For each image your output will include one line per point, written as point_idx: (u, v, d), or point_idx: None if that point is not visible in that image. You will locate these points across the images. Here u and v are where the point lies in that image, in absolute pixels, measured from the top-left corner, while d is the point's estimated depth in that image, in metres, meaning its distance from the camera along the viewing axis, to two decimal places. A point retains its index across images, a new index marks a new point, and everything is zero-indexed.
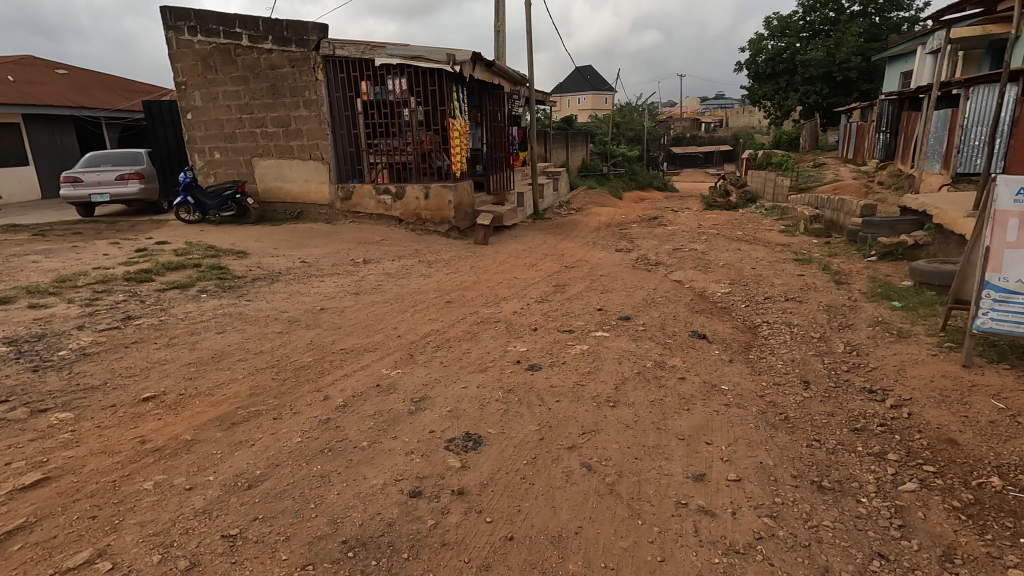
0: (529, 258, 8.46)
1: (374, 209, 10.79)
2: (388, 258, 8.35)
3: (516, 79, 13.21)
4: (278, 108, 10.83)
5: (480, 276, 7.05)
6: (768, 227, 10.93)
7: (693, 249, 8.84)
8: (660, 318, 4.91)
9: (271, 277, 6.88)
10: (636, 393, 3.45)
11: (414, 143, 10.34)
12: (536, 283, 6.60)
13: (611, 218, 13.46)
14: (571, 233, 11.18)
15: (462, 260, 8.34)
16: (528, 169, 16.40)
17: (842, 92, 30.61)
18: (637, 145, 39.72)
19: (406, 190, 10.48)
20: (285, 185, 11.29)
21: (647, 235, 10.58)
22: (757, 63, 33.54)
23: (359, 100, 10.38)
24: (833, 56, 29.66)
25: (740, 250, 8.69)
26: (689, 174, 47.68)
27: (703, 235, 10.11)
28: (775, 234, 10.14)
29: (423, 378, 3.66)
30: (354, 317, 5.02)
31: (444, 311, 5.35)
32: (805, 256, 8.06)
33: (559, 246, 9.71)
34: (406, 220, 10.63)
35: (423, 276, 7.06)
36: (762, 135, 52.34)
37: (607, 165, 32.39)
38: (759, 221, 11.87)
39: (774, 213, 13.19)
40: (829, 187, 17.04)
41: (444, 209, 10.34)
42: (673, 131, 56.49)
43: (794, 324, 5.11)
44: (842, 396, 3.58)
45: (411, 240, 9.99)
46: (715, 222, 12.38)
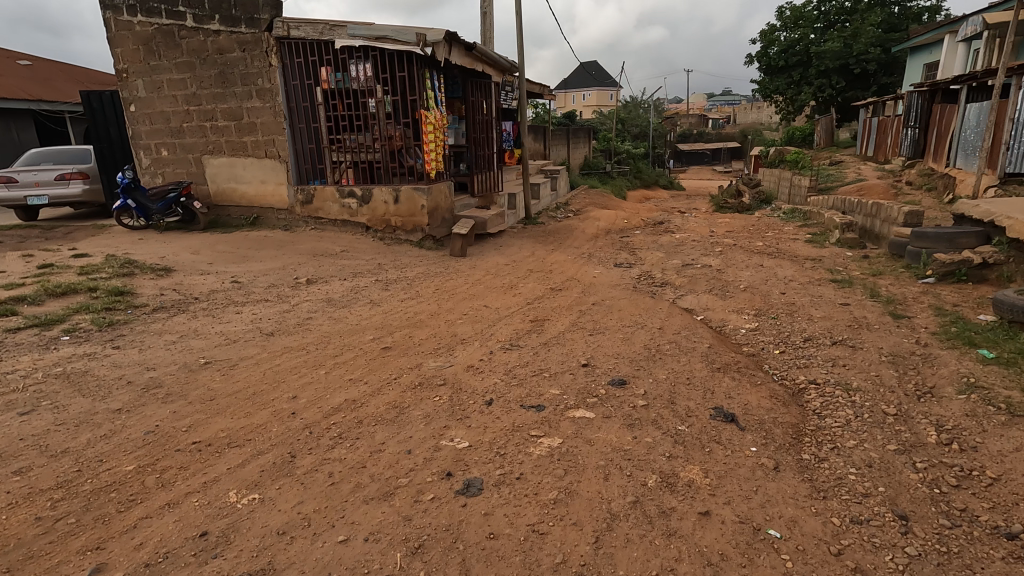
0: (510, 277, 7.11)
1: (338, 214, 9.43)
2: (341, 275, 7.02)
3: (504, 67, 11.77)
4: (228, 98, 9.49)
5: (443, 303, 5.70)
6: (792, 236, 9.50)
7: (705, 264, 7.46)
8: (665, 381, 3.52)
9: (180, 305, 5.52)
10: (628, 559, 2.06)
11: (382, 139, 8.97)
12: (510, 315, 5.24)
13: (612, 223, 12.04)
14: (564, 242, 9.79)
15: (428, 278, 6.99)
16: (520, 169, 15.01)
17: (859, 86, 29.01)
18: (643, 142, 38.23)
19: (373, 194, 9.11)
20: (240, 186, 9.97)
21: (651, 246, 9.18)
22: (769, 55, 31.92)
23: (319, 89, 9.01)
24: (849, 47, 28.09)
25: (762, 266, 7.29)
26: (696, 172, 46.15)
27: (716, 246, 8.70)
28: (801, 244, 8.71)
29: (284, 517, 2.27)
30: (245, 376, 3.66)
31: (377, 363, 4.00)
32: (843, 276, 6.64)
33: (549, 259, 8.33)
34: (374, 227, 9.27)
35: (373, 303, 5.72)
36: (772, 131, 50.73)
37: (611, 163, 30.93)
38: (780, 227, 10.44)
39: (795, 218, 11.73)
40: (852, 188, 15.54)
41: (416, 215, 8.95)
42: (679, 127, 54.92)
43: (852, 387, 3.70)
44: (969, 555, 2.17)
45: (377, 251, 8.63)
46: (728, 228, 10.95)
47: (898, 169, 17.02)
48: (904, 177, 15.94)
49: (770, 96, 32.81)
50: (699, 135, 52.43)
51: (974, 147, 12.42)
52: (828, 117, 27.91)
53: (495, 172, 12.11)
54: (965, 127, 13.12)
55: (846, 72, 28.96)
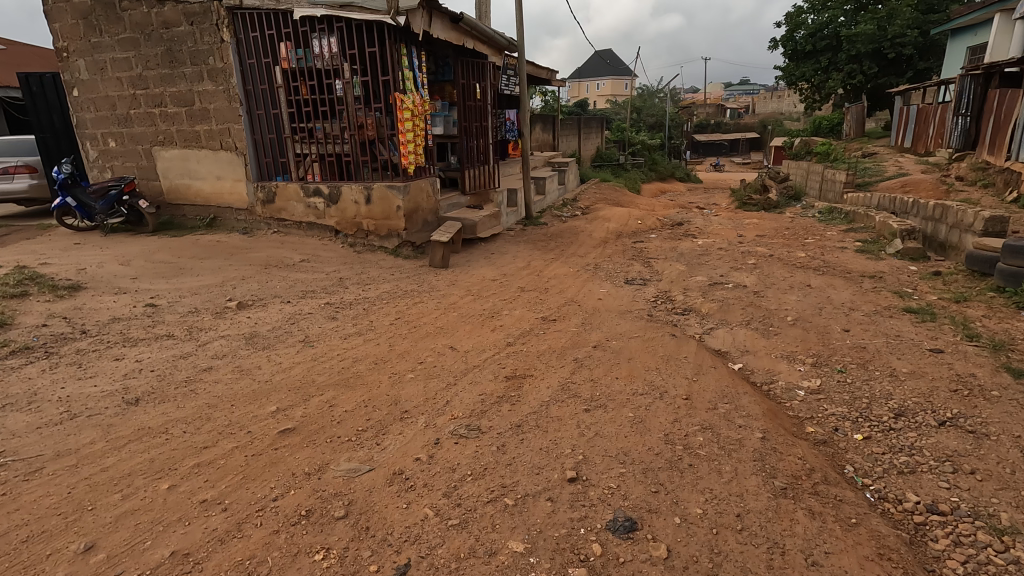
0: (495, 298, 5.75)
1: (303, 216, 8.14)
2: (287, 296, 5.72)
3: (501, 45, 10.34)
4: (178, 81, 8.20)
5: (398, 343, 4.35)
6: (839, 243, 7.98)
7: (738, 283, 6.03)
8: (700, 526, 2.15)
9: (55, 342, 4.25)
10: None
11: (351, 127, 7.62)
12: (481, 365, 3.88)
13: (623, 224, 10.60)
14: (567, 249, 8.39)
15: (391, 301, 5.66)
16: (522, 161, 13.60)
17: (894, 72, 27.02)
18: (658, 132, 36.48)
19: (341, 192, 7.78)
20: (194, 183, 8.70)
21: (669, 255, 7.77)
22: (795, 40, 29.93)
23: (278, 68, 7.68)
24: (884, 30, 26.14)
25: (811, 287, 5.84)
26: (714, 164, 44.24)
27: (750, 256, 7.25)
28: (853, 256, 7.22)
29: None
30: (38, 495, 2.36)
31: (260, 463, 2.66)
32: (918, 305, 5.19)
33: (546, 273, 6.97)
34: (345, 231, 7.96)
35: (307, 341, 4.39)
36: (793, 121, 48.64)
37: (624, 154, 29.32)
38: (821, 232, 8.92)
39: (835, 219, 10.22)
40: (895, 183, 13.89)
41: (390, 217, 7.61)
42: (696, 117, 52.93)
43: (1004, 529, 2.29)
44: None
45: (343, 261, 7.32)
46: (759, 231, 9.47)
47: (945, 162, 15.34)
48: (953, 172, 14.25)
49: (795, 83, 30.87)
50: (717, 125, 50.40)
51: None
52: (859, 105, 25.98)
53: (490, 166, 10.69)
54: None
55: (879, 57, 26.98)
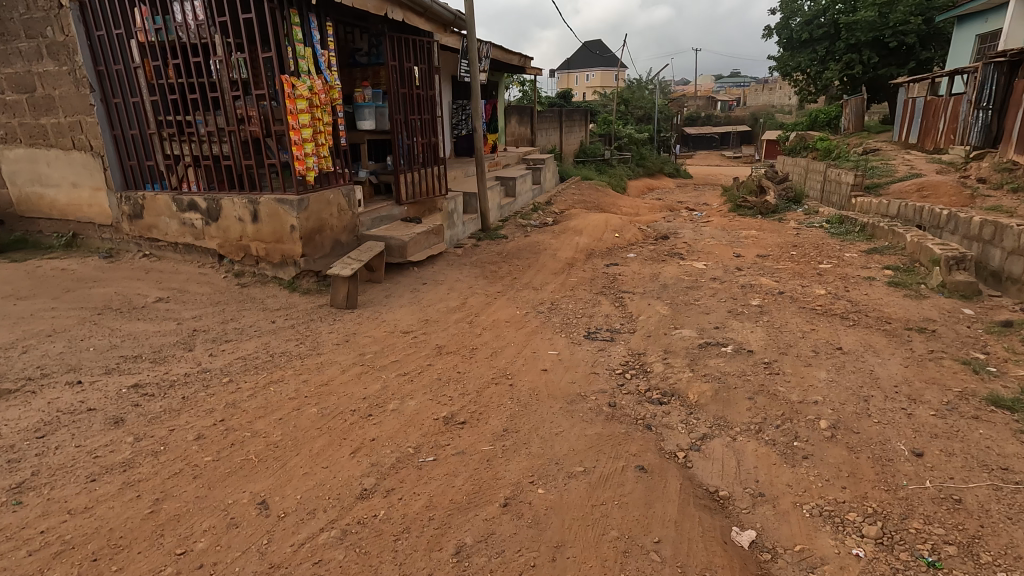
0: (393, 372, 4.00)
1: (178, 235, 6.31)
2: (88, 370, 3.93)
3: (446, 19, 8.51)
4: (13, 60, 6.31)
5: (178, 491, 2.59)
6: (863, 271, 6.31)
7: (739, 342, 4.32)
8: None
9: None
10: None
11: (229, 121, 5.75)
12: (284, 565, 2.13)
13: (597, 237, 8.87)
14: (519, 277, 6.65)
15: (238, 378, 3.89)
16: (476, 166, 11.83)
17: (895, 62, 25.41)
18: (646, 126, 34.76)
19: (221, 206, 5.96)
20: (47, 191, 6.83)
21: (648, 289, 6.06)
22: (791, 28, 28.20)
23: (133, 42, 5.79)
24: (885, 17, 24.52)
25: (842, 352, 4.14)
26: (704, 158, 42.66)
27: (752, 293, 5.55)
28: (886, 294, 5.53)
29: None
30: None
31: None
32: (1007, 391, 3.52)
33: (482, 319, 5.22)
34: (230, 256, 6.15)
35: (24, 487, 2.61)
36: (785, 114, 47.12)
37: (610, 149, 27.56)
38: (838, 252, 7.24)
39: (849, 233, 8.56)
40: (910, 185, 12.26)
41: (283, 240, 5.82)
42: (686, 110, 51.33)
43: None
44: None
45: (217, 300, 5.54)
46: (760, 250, 7.77)
47: (961, 161, 13.81)
48: (973, 173, 12.66)
49: (790, 74, 29.22)
50: (708, 118, 48.78)
51: None
52: (858, 97, 24.36)
53: (437, 168, 8.86)
54: None
55: (880, 46, 25.33)
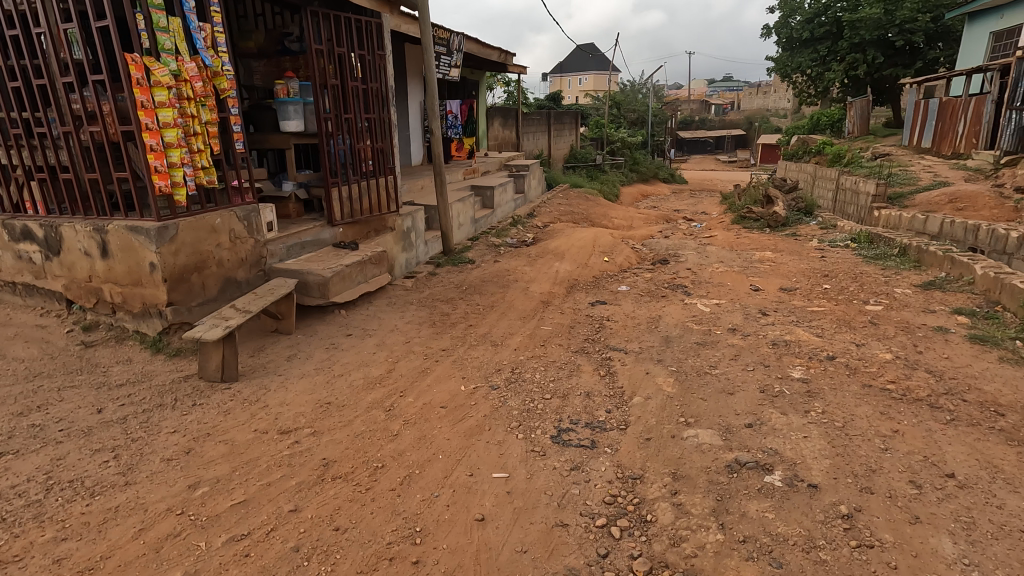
0: (225, 533, 2.41)
1: (15, 273, 4.71)
2: None
3: None
4: None
5: None
6: (928, 318, 4.79)
7: (789, 461, 2.76)
8: None
9: None
10: None
11: (64, 119, 4.14)
12: None
13: (583, 262, 7.31)
14: (477, 325, 5.08)
15: None
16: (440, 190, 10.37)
17: (902, 61, 24.08)
18: (640, 129, 33.35)
19: (62, 235, 4.37)
20: None
21: (645, 347, 4.51)
22: (790, 26, 26.80)
23: None
24: (891, 14, 23.21)
25: (957, 484, 2.59)
26: (700, 163, 41.34)
27: (790, 357, 4.01)
28: (975, 358, 4.01)
29: None
30: None
31: None
32: None
33: (407, 402, 3.64)
34: (80, 302, 4.55)
35: None
36: (782, 117, 45.95)
37: (601, 154, 26.09)
38: (884, 287, 5.72)
39: (888, 257, 7.06)
40: (939, 196, 10.81)
41: (141, 283, 4.22)
42: (680, 113, 50.11)
43: None
44: None
45: (39, 370, 3.94)
46: (783, 283, 6.25)
47: (991, 168, 12.42)
48: (1008, 182, 11.25)
49: (790, 75, 27.85)
50: (703, 122, 47.50)
51: None
52: (863, 99, 23.01)
53: (386, 178, 7.24)
54: None
55: (884, 45, 24.00)
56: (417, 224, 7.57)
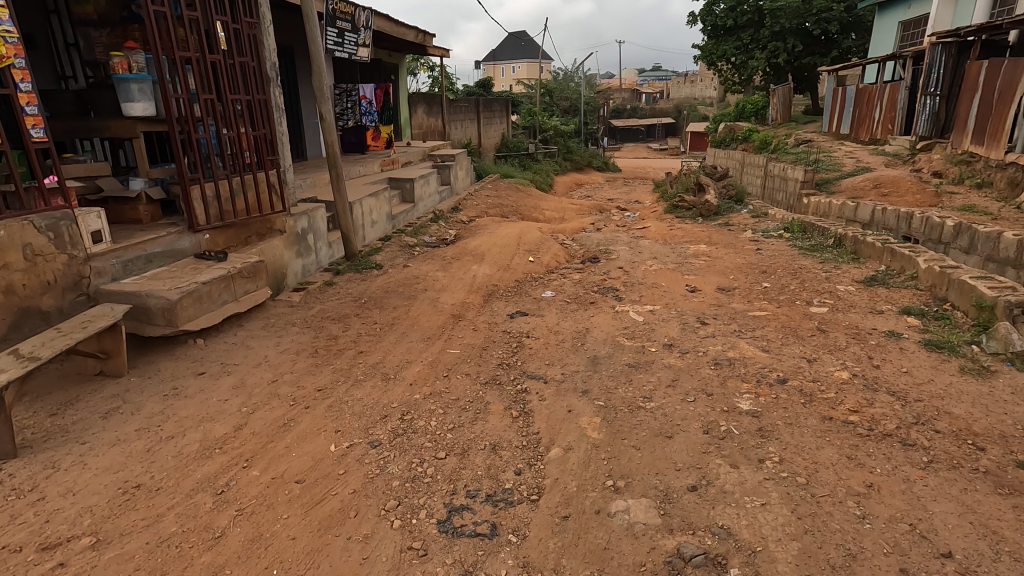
0: None
1: None
2: None
3: None
4: None
5: None
6: (877, 320, 4.34)
7: (746, 549, 2.08)
8: None
9: None
10: None
11: None
12: None
13: (505, 264, 6.52)
14: (369, 352, 4.18)
15: None
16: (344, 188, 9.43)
17: (819, 50, 24.76)
18: (572, 118, 32.91)
19: None
20: None
21: (569, 372, 3.78)
22: (714, 14, 27.01)
23: None
24: (808, 3, 23.72)
25: (956, 569, 1.99)
26: (633, 151, 41.60)
27: (735, 380, 3.39)
28: (935, 370, 3.53)
29: None
30: None
31: None
32: None
33: (252, 477, 2.71)
34: None
35: None
36: (709, 105, 47.02)
37: (533, 142, 25.40)
38: (825, 283, 5.28)
39: (824, 249, 6.70)
40: (864, 181, 10.81)
41: None
42: (612, 101, 50.30)
43: None
44: None
45: None
46: (721, 283, 5.71)
47: (909, 153, 12.64)
48: (925, 167, 11.44)
49: (716, 63, 28.15)
50: (634, 110, 47.84)
51: None
52: (785, 87, 23.48)
53: (258, 176, 5.94)
54: None
55: (803, 33, 24.57)
56: (310, 227, 6.67)
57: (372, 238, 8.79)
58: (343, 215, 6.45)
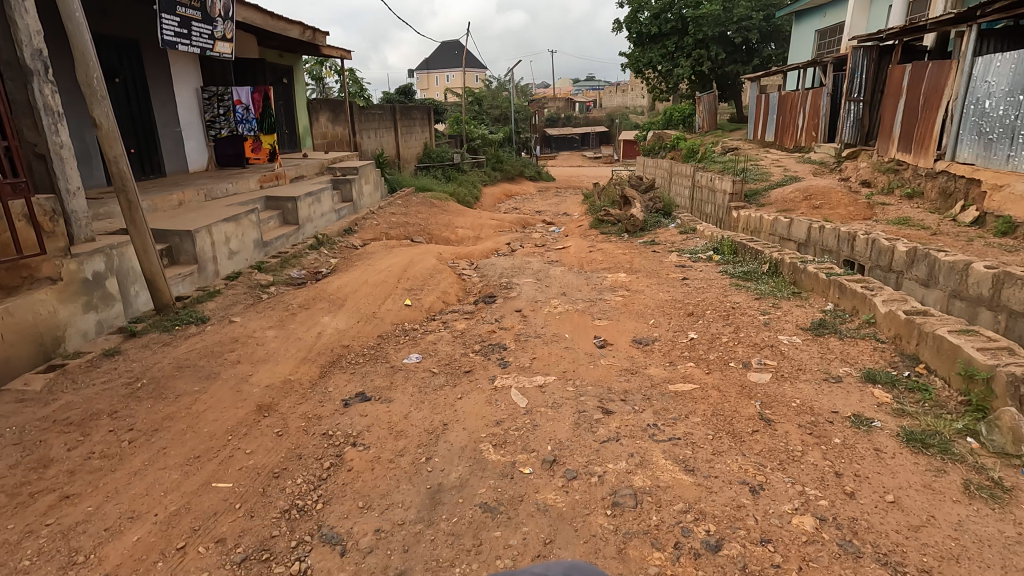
0: None
1: None
2: None
3: None
4: None
5: None
6: (834, 395, 3.19)
7: None
8: None
9: None
10: None
11: None
12: None
13: (368, 312, 5.03)
14: (80, 496, 2.61)
15: None
16: (189, 213, 7.70)
17: (741, 59, 24.75)
18: (503, 126, 31.80)
19: None
20: None
21: (393, 524, 2.38)
22: (639, 21, 26.63)
23: None
24: (729, 11, 23.63)
25: None
26: (567, 159, 41.02)
27: (639, 543, 2.09)
28: (929, 492, 2.37)
29: None
30: None
31: None
32: None
33: None
34: None
35: None
36: (640, 114, 47.26)
37: (459, 152, 24.00)
38: (764, 331, 4.15)
39: (760, 279, 5.63)
40: (794, 192, 10.09)
41: None
42: (546, 110, 49.75)
43: None
44: None
45: None
46: (640, 334, 4.47)
47: (835, 160, 12.14)
48: (853, 176, 10.90)
49: (643, 71, 27.81)
50: (568, 119, 47.42)
51: (1019, 128, 7.25)
52: (710, 94, 23.24)
53: None
54: (976, 94, 8.04)
55: (725, 42, 24.53)
56: (107, 276, 5.11)
57: (226, 273, 7.12)
58: (140, 253, 4.74)
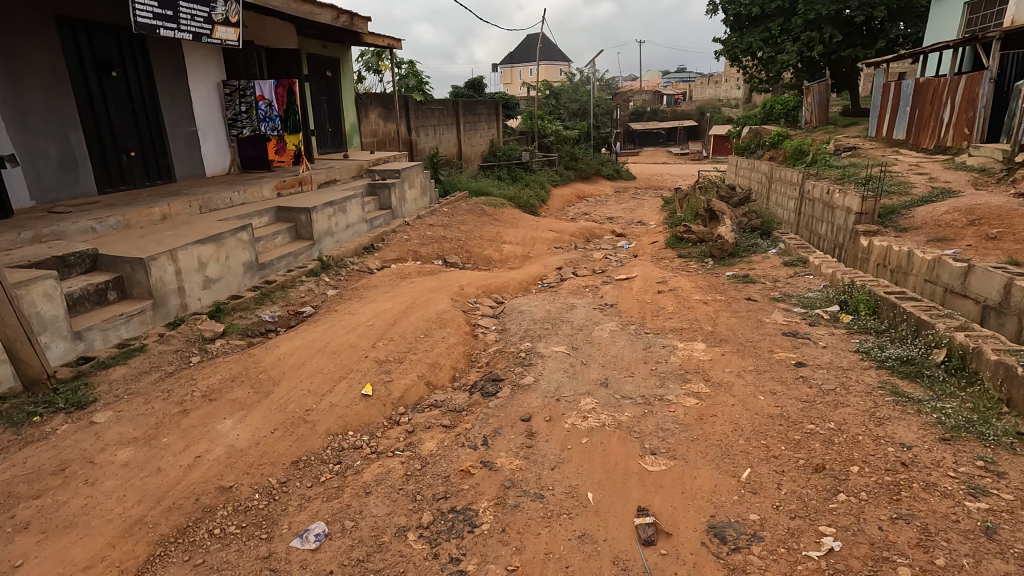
0: None
1: None
2: None
3: None
4: None
5: None
6: None
7: None
8: None
9: None
10: None
11: None
12: None
13: (298, 413, 3.34)
14: None
15: None
16: (168, 230, 6.44)
17: (861, 41, 21.03)
18: (581, 121, 29.49)
19: None
20: None
21: None
22: (738, 1, 23.48)
23: None
24: None
25: None
26: (650, 156, 37.97)
27: None
28: None
29: None
30: None
31: None
32: None
33: None
34: None
35: None
36: (734, 107, 43.10)
37: (528, 149, 22.16)
38: (988, 562, 2.01)
39: (936, 383, 3.41)
40: (951, 213, 7.38)
41: None
42: (631, 104, 46.58)
43: None
44: None
45: None
46: (727, 513, 2.45)
47: (1004, 167, 9.16)
48: None
49: (739, 59, 24.57)
50: (655, 113, 44.01)
51: None
52: (822, 83, 19.83)
53: None
54: None
55: (842, 22, 20.93)
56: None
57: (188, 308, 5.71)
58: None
